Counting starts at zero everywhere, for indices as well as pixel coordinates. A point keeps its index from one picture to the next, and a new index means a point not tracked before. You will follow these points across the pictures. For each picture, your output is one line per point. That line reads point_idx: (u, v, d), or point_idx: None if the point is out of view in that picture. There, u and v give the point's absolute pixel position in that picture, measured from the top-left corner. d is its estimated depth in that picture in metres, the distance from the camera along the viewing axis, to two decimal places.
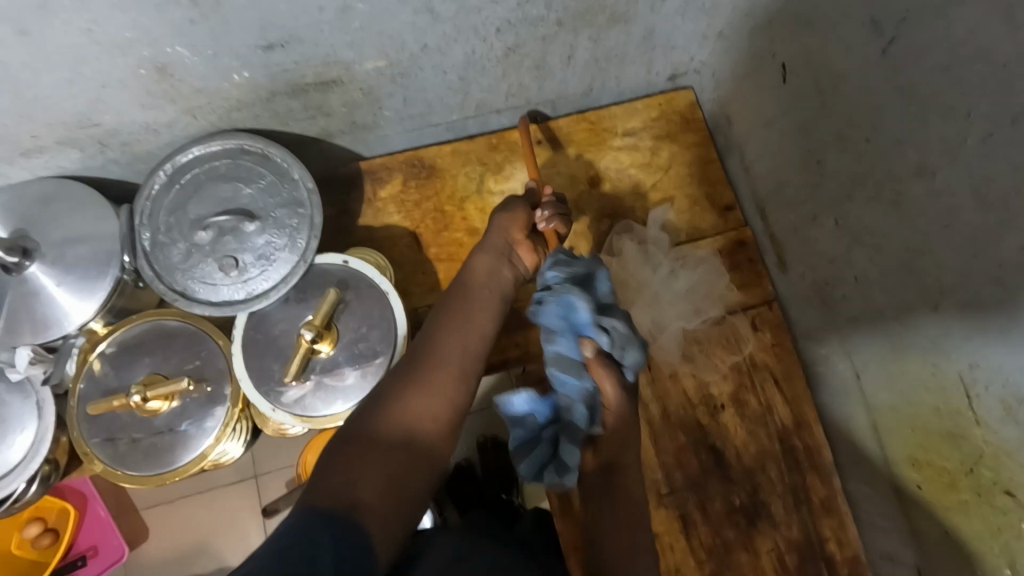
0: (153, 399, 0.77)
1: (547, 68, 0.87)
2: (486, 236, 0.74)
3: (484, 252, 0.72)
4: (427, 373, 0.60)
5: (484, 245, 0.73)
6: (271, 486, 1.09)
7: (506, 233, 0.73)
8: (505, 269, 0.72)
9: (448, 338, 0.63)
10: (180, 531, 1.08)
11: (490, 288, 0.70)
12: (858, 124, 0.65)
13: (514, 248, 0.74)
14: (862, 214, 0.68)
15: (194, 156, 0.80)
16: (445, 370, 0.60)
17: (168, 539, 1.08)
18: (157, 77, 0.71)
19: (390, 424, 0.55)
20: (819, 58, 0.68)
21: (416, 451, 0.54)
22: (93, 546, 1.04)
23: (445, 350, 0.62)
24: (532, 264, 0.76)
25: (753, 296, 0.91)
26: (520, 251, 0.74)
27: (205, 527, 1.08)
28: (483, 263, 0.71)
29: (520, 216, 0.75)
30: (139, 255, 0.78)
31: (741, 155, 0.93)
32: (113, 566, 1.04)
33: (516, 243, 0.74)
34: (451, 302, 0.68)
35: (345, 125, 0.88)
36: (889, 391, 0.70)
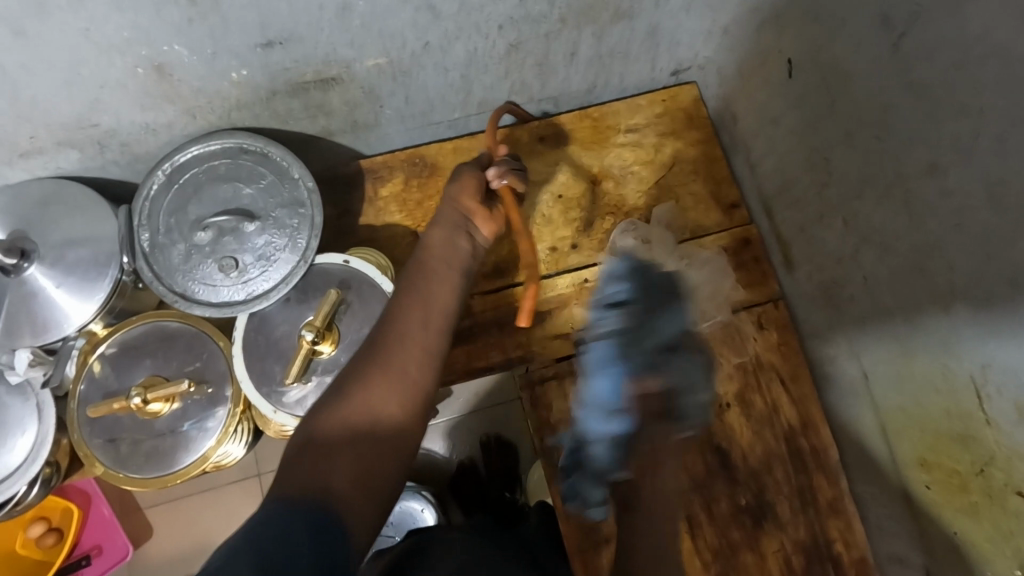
0: (154, 401, 0.76)
1: (550, 66, 0.86)
2: (439, 209, 0.68)
3: (437, 225, 0.66)
4: (392, 355, 0.55)
5: (438, 219, 0.67)
6: None
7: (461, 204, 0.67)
8: (462, 238, 0.66)
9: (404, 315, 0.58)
10: (183, 532, 1.08)
11: (448, 260, 0.63)
12: (867, 122, 0.64)
13: (470, 218, 0.67)
14: (872, 213, 0.66)
15: (193, 156, 0.79)
16: (402, 349, 0.55)
17: (171, 539, 1.08)
18: (156, 77, 0.70)
19: (352, 413, 0.51)
20: (827, 54, 0.67)
21: (383, 443, 0.51)
22: (96, 546, 1.04)
23: (401, 331, 0.57)
24: (491, 233, 0.69)
25: (759, 295, 0.90)
26: (476, 221, 0.68)
27: (207, 527, 1.08)
28: (437, 236, 0.65)
29: (470, 182, 0.68)
30: (139, 257, 0.78)
31: (747, 152, 0.92)
32: (116, 565, 1.04)
33: (472, 212, 0.67)
34: (408, 279, 0.61)
35: (345, 124, 0.88)
36: (897, 392, 0.69)
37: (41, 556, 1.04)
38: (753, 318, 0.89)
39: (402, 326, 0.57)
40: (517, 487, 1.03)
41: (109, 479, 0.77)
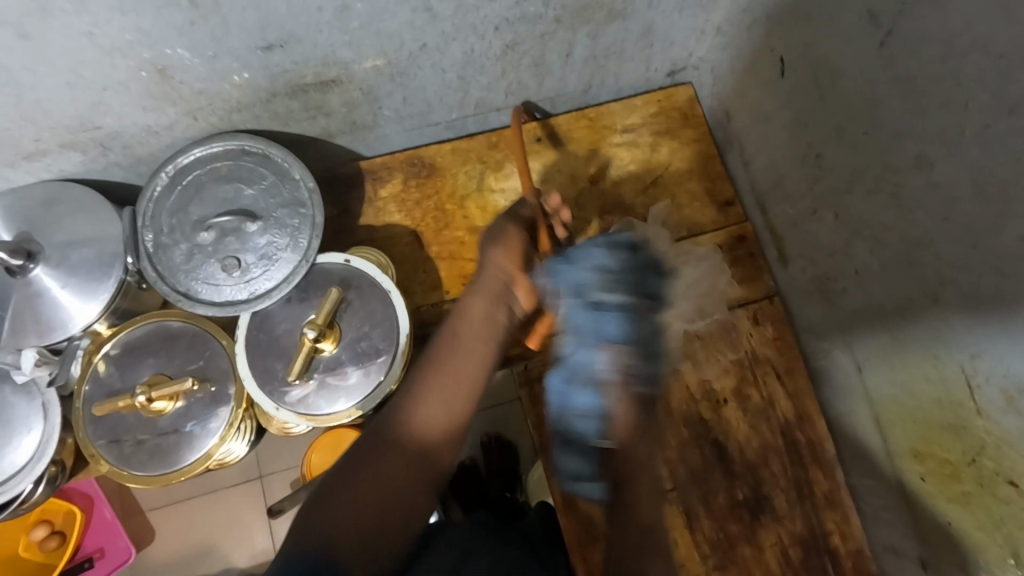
0: (158, 399, 0.78)
1: (546, 66, 0.88)
2: (483, 274, 0.74)
3: (480, 294, 0.73)
4: (427, 395, 0.65)
5: (480, 287, 0.73)
6: (276, 486, 1.10)
7: (503, 270, 0.73)
8: (502, 310, 0.73)
9: (444, 370, 0.67)
10: (186, 532, 1.09)
11: (483, 327, 0.71)
12: (856, 117, 0.65)
13: (513, 287, 0.73)
14: (862, 207, 0.68)
15: (195, 158, 0.80)
16: (435, 409, 0.64)
17: (175, 539, 1.08)
18: (158, 79, 0.71)
19: (385, 461, 0.59)
20: (817, 52, 0.68)
21: (405, 479, 0.59)
22: (100, 548, 1.05)
23: (437, 388, 0.66)
24: (529, 304, 0.75)
25: (754, 290, 0.91)
26: (518, 291, 0.74)
27: (211, 526, 1.09)
28: (479, 305, 0.72)
29: (515, 248, 0.74)
30: (142, 257, 0.79)
31: (740, 149, 0.93)
32: (119, 567, 1.05)
33: (515, 281, 0.73)
34: (449, 337, 0.70)
35: (344, 125, 0.89)
36: (890, 384, 0.70)
37: (45, 558, 1.04)
38: (749, 314, 0.90)
39: (444, 376, 0.67)
40: (517, 486, 1.04)
41: (113, 476, 0.78)
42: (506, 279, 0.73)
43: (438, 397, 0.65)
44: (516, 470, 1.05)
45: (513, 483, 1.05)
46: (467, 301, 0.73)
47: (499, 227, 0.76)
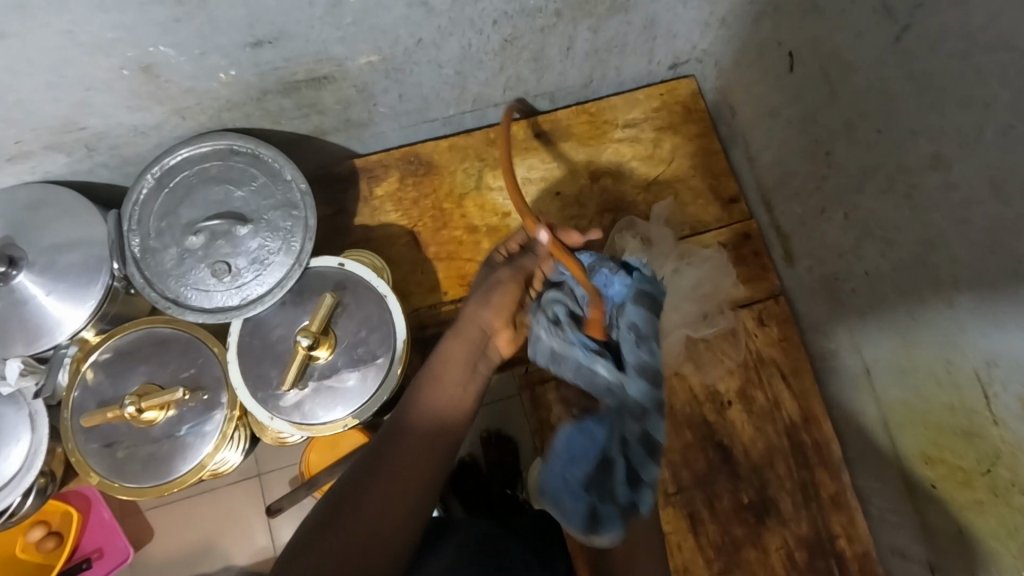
0: (148, 410, 0.75)
1: (546, 60, 0.85)
2: (464, 319, 0.71)
3: (459, 338, 0.70)
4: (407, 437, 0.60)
5: (458, 334, 0.70)
6: (275, 485, 1.09)
7: (482, 318, 0.71)
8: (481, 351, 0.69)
9: (419, 414, 0.62)
10: (183, 534, 1.07)
11: (459, 375, 0.67)
12: (868, 115, 0.63)
13: (492, 337, 0.71)
14: (874, 207, 0.65)
15: (183, 158, 0.77)
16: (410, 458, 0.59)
17: (173, 540, 1.07)
18: (143, 78, 0.68)
19: (362, 509, 0.55)
20: (829, 45, 0.66)
21: (383, 525, 0.55)
22: (99, 548, 1.03)
23: (410, 439, 0.60)
24: (506, 350, 0.74)
25: (759, 289, 0.89)
26: (497, 340, 0.72)
27: (209, 527, 1.08)
28: (457, 352, 0.68)
29: (508, 306, 0.72)
30: (129, 262, 0.76)
31: (745, 144, 0.90)
32: (120, 567, 1.03)
33: (495, 331, 0.72)
34: (430, 385, 0.65)
35: (338, 122, 0.86)
36: (900, 387, 0.69)
37: (43, 559, 1.03)
38: (754, 314, 0.88)
39: (422, 419, 0.62)
40: (516, 482, 1.02)
41: (104, 488, 0.76)
42: (485, 330, 0.71)
43: (411, 447, 0.60)
44: (516, 466, 1.03)
45: (514, 479, 1.03)
46: (445, 349, 0.69)
47: (495, 279, 0.73)
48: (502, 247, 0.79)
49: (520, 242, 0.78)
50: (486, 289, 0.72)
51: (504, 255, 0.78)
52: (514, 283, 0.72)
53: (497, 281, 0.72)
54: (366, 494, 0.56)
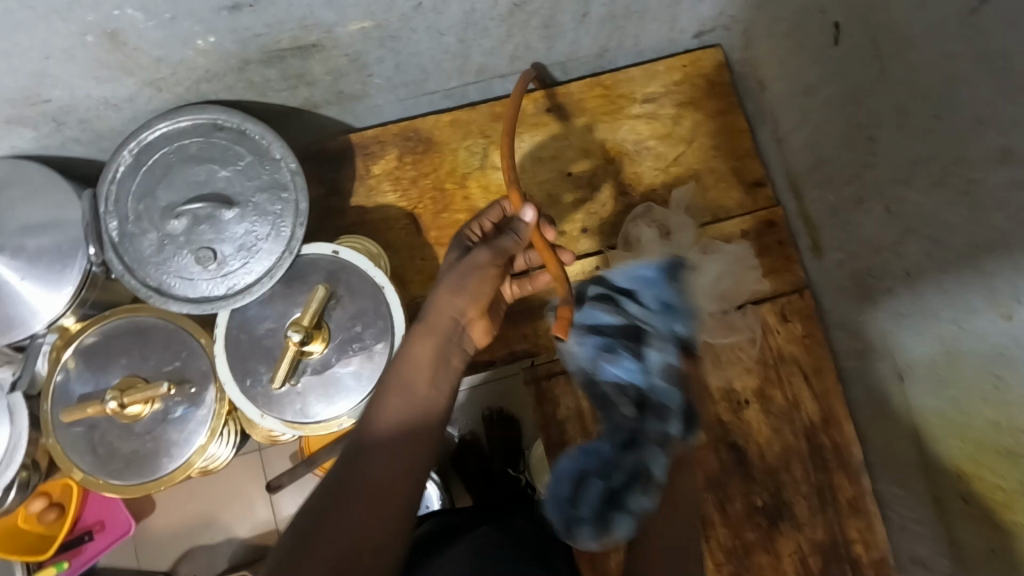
0: (132, 405, 0.71)
1: (558, 27, 0.77)
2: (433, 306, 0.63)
3: (430, 332, 0.61)
4: (381, 432, 0.55)
5: (428, 326, 0.62)
6: (276, 460, 1.10)
7: (457, 307, 0.63)
8: (456, 340, 0.62)
9: (389, 420, 0.56)
10: (186, 507, 1.09)
11: (429, 373, 0.60)
12: (923, 98, 0.56)
13: (466, 327, 0.63)
14: (921, 202, 0.59)
15: (161, 134, 0.71)
16: (382, 476, 0.53)
17: (179, 511, 1.09)
18: (109, 45, 0.61)
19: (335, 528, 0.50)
20: (881, 16, 0.58)
21: (368, 527, 0.50)
22: (100, 521, 1.03)
23: (378, 451, 0.54)
24: (483, 343, 0.67)
25: (782, 282, 0.84)
26: (471, 332, 0.64)
27: (212, 500, 1.10)
28: (422, 346, 0.61)
29: (485, 297, 0.65)
30: (106, 247, 0.70)
31: (774, 124, 0.83)
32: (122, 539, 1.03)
33: (470, 322, 0.64)
34: (397, 388, 0.58)
35: (330, 95, 0.79)
36: (935, 396, 0.64)
37: (46, 530, 0.99)
38: (776, 308, 0.83)
39: (396, 414, 0.56)
40: (519, 461, 0.99)
41: (89, 485, 0.72)
42: (458, 319, 0.63)
43: (383, 450, 0.54)
44: (518, 445, 0.99)
45: (516, 457, 0.99)
46: (414, 346, 0.61)
47: (472, 263, 0.64)
48: (473, 225, 0.72)
49: (495, 223, 0.72)
50: (460, 274, 0.63)
51: (476, 238, 0.71)
52: (494, 267, 0.65)
53: (472, 265, 0.64)
54: (342, 519, 0.50)
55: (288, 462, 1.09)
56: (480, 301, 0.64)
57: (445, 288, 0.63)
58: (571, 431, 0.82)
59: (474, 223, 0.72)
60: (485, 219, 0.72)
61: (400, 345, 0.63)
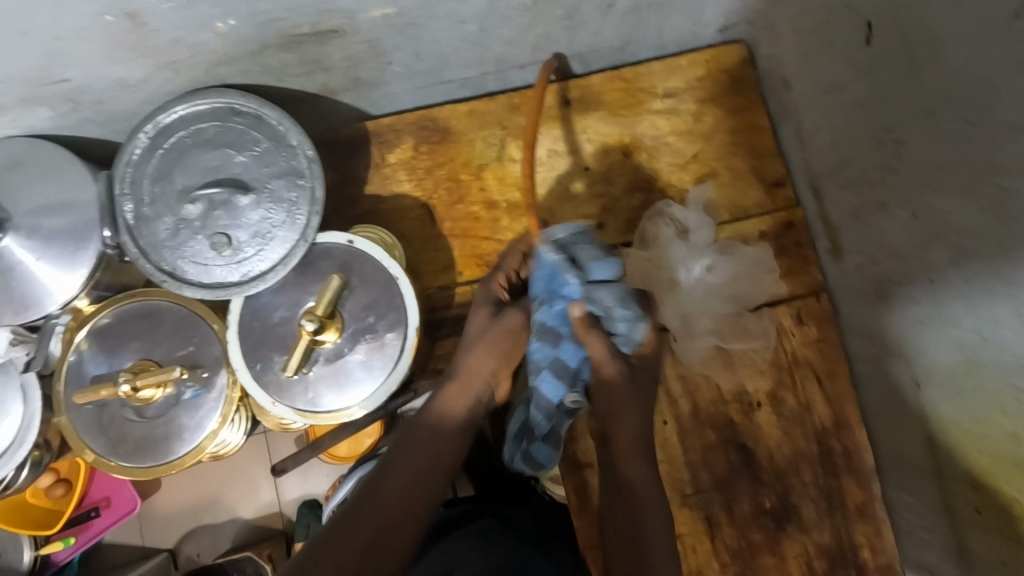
0: (144, 388, 0.70)
1: (580, 18, 0.76)
2: (466, 364, 0.67)
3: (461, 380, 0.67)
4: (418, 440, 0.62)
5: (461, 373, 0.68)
6: (280, 445, 1.10)
7: (489, 367, 0.67)
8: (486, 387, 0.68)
9: (422, 433, 0.63)
10: (191, 487, 1.10)
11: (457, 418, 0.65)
12: (956, 102, 0.55)
13: (494, 384, 0.68)
14: (950, 208, 0.58)
15: (178, 117, 0.70)
16: (410, 478, 0.59)
17: (185, 490, 1.10)
18: (128, 26, 0.60)
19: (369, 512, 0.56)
20: (917, 16, 0.57)
21: (393, 514, 0.56)
22: (105, 498, 1.04)
23: (412, 455, 0.61)
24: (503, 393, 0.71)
25: (799, 284, 0.83)
26: (498, 385, 0.69)
27: (216, 482, 1.11)
28: (457, 398, 0.66)
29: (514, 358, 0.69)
30: (122, 230, 0.70)
31: (797, 124, 0.82)
32: (125, 517, 1.05)
33: (498, 378, 0.68)
34: (431, 420, 0.64)
35: (347, 81, 0.78)
36: (952, 405, 0.63)
37: (53, 505, 1.00)
38: (792, 311, 0.82)
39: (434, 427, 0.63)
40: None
41: (100, 466, 0.73)
42: (489, 379, 0.67)
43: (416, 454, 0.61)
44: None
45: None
46: (445, 387, 0.67)
47: (507, 327, 0.68)
48: (499, 275, 0.72)
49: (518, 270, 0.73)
50: (495, 337, 0.68)
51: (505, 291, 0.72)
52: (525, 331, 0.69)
53: (508, 327, 0.68)
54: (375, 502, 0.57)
55: (293, 447, 1.09)
56: (506, 363, 0.69)
57: (478, 347, 0.67)
58: (580, 427, 0.82)
59: (497, 269, 0.72)
60: (507, 266, 0.72)
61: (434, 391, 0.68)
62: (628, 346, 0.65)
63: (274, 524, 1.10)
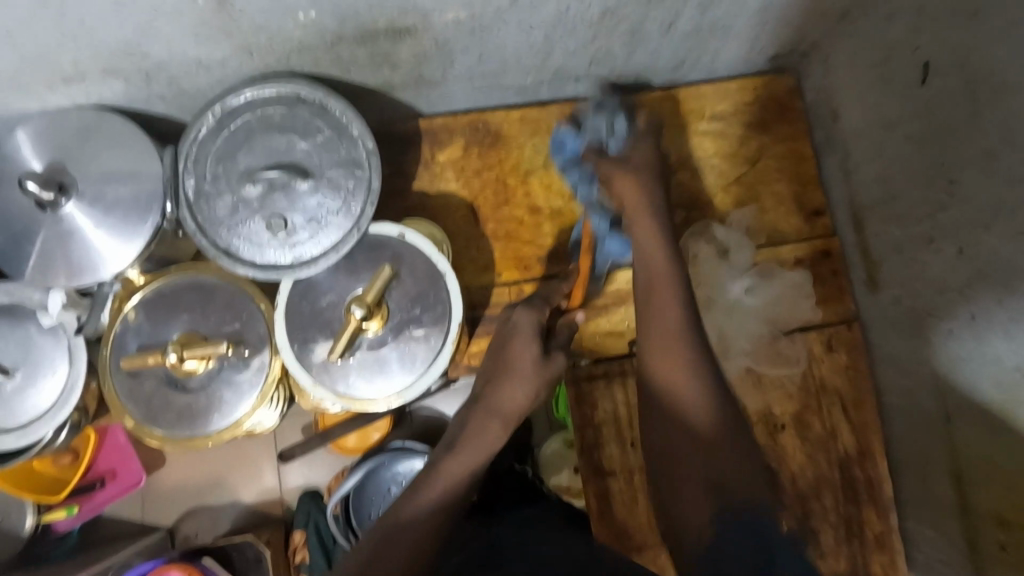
0: (190, 359, 0.73)
1: (642, 36, 0.78)
2: (504, 397, 0.68)
3: (494, 411, 0.68)
4: (455, 457, 0.64)
5: (495, 402, 0.68)
6: (290, 430, 1.12)
7: (524, 400, 0.68)
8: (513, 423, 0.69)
9: (463, 455, 0.64)
10: (205, 464, 1.12)
11: (490, 453, 0.66)
12: (1016, 147, 0.57)
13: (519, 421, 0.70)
14: (999, 246, 0.59)
15: (246, 100, 0.72)
16: (450, 492, 0.61)
17: (199, 467, 1.12)
18: (215, 9, 0.62)
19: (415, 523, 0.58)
20: (982, 62, 0.59)
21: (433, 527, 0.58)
22: (111, 470, 1.06)
23: (450, 474, 0.62)
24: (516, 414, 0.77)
25: (833, 312, 0.84)
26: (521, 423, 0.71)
27: (228, 461, 1.12)
28: (492, 429, 0.67)
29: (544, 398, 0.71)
30: (182, 204, 0.72)
31: (843, 155, 0.83)
32: (129, 490, 1.07)
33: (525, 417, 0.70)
34: (464, 450, 0.65)
35: (409, 78, 0.80)
36: (984, 442, 0.64)
37: (59, 472, 1.01)
38: (823, 338, 0.84)
39: (469, 451, 0.65)
40: (526, 456, 1.03)
41: (138, 433, 0.74)
42: (518, 416, 0.69)
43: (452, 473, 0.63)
44: (527, 442, 1.04)
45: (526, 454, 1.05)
46: (481, 422, 0.67)
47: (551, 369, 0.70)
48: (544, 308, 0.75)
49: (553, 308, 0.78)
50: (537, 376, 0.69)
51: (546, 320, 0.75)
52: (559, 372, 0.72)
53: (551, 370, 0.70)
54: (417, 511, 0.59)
55: (301, 433, 1.10)
56: (540, 401, 0.70)
57: (518, 380, 0.69)
58: (606, 434, 0.83)
59: (547, 306, 0.76)
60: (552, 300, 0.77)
61: (462, 415, 0.69)
62: (617, 143, 0.80)
63: (274, 510, 1.11)
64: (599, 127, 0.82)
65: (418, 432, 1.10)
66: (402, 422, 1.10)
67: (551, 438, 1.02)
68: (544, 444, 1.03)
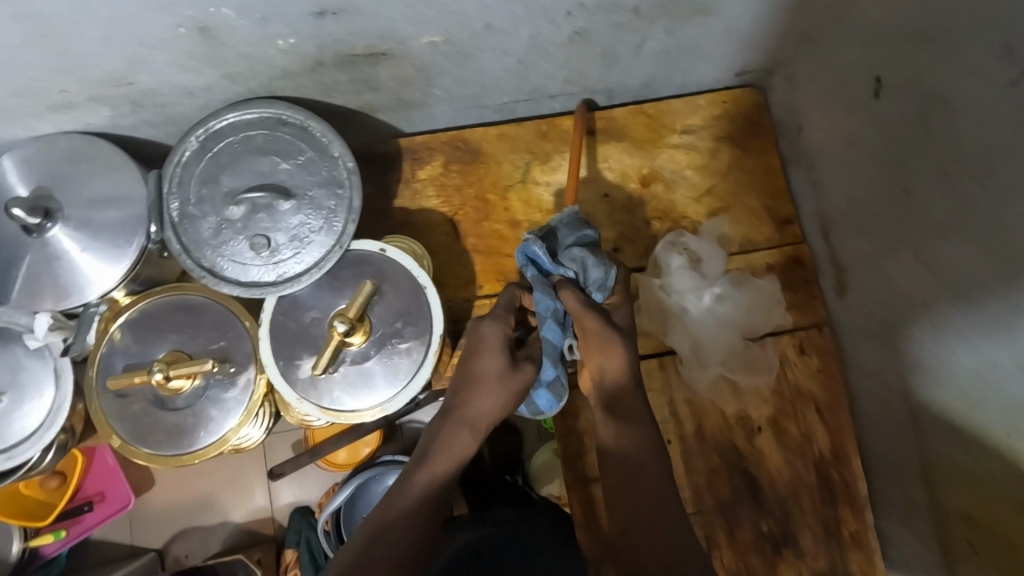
0: (175, 378, 0.73)
1: (614, 57, 0.81)
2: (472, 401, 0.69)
3: (462, 420, 0.69)
4: (426, 463, 0.66)
5: (462, 410, 0.69)
6: (279, 448, 1.12)
7: (490, 406, 0.69)
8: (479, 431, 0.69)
9: (437, 460, 0.66)
10: (193, 484, 1.12)
11: (461, 461, 0.68)
12: (964, 158, 0.60)
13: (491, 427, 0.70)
14: (953, 253, 0.63)
15: (228, 123, 0.74)
16: (425, 502, 0.62)
17: (187, 486, 1.12)
18: (199, 39, 0.65)
19: (394, 521, 0.60)
20: (930, 78, 0.62)
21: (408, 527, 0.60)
22: (100, 492, 1.06)
23: (425, 477, 0.65)
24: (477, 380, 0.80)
25: (804, 317, 0.87)
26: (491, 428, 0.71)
27: (217, 479, 1.12)
28: (462, 439, 0.68)
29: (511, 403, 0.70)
30: (167, 226, 0.74)
31: (810, 167, 0.86)
32: (117, 514, 1.06)
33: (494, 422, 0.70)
34: (436, 456, 0.66)
35: (390, 100, 0.83)
36: (949, 441, 0.67)
37: (46, 496, 1.01)
38: (795, 342, 0.86)
39: (440, 457, 0.66)
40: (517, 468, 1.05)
41: (124, 451, 0.75)
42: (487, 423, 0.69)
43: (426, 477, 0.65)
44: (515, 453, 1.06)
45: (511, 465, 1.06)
46: (452, 429, 0.69)
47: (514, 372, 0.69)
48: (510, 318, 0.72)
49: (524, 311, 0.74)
50: (505, 381, 0.69)
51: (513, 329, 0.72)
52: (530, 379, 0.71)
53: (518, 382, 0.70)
54: (395, 512, 0.61)
55: (290, 450, 1.11)
56: (512, 407, 0.71)
57: (483, 387, 0.69)
58: (588, 441, 0.85)
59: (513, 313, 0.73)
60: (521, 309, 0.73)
61: (433, 421, 0.71)
62: (598, 292, 0.72)
63: (260, 528, 1.12)
64: (592, 265, 0.71)
65: (407, 446, 1.11)
66: (394, 435, 1.11)
67: (539, 448, 1.04)
68: (534, 455, 1.05)
